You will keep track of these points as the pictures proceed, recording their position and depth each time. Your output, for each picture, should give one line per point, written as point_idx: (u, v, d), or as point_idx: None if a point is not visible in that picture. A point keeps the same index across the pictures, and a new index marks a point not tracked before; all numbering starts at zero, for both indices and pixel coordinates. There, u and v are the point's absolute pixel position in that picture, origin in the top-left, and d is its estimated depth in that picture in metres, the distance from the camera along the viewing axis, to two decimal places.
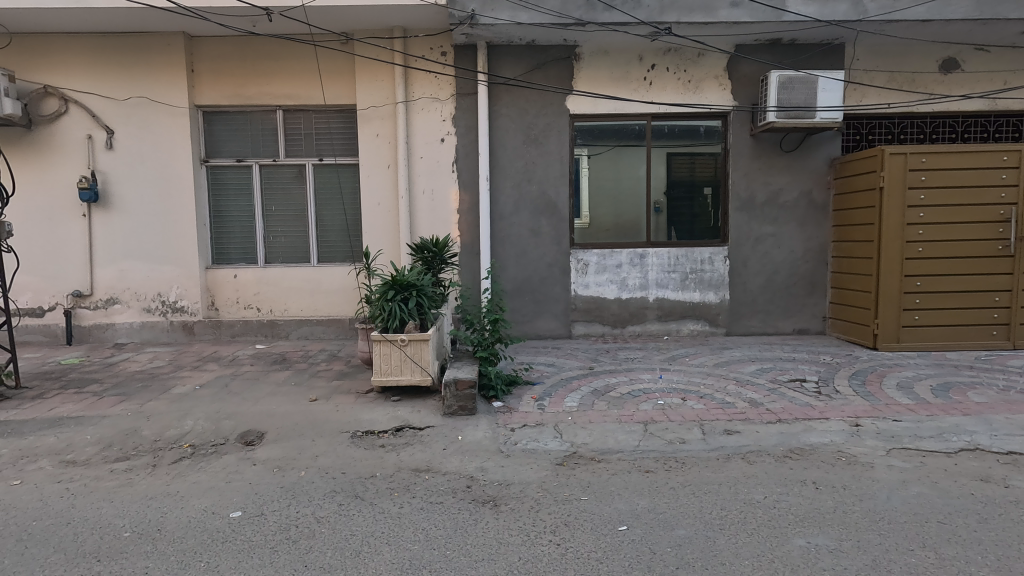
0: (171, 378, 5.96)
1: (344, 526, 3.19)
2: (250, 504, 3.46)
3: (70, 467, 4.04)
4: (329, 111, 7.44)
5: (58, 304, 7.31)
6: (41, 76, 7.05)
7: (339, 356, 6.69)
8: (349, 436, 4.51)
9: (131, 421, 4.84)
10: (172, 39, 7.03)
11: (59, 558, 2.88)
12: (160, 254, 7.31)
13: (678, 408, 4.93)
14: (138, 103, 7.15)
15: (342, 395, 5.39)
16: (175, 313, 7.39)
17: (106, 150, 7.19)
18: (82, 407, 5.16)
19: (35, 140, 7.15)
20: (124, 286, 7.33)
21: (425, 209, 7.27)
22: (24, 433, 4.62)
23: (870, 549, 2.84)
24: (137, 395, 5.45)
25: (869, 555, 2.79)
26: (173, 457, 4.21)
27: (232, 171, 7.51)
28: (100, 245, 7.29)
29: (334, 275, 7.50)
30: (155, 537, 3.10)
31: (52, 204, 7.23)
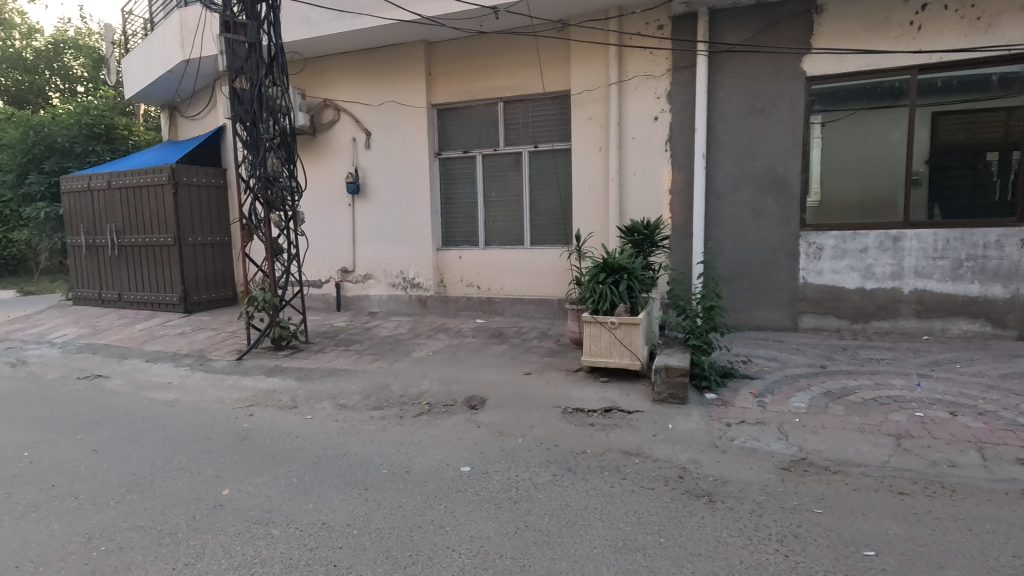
0: (411, 344, 6.94)
1: (559, 495, 3.36)
2: (477, 462, 3.86)
3: (343, 409, 5.01)
4: (545, 99, 7.74)
5: (331, 278, 9.04)
6: (322, 92, 8.70)
7: (549, 334, 7.03)
8: (561, 411, 4.72)
9: (383, 377, 5.78)
10: (415, 48, 8.05)
11: (340, 480, 3.61)
12: (403, 237, 8.51)
13: (946, 423, 4.06)
14: (388, 107, 8.36)
15: (553, 371, 5.66)
16: (413, 288, 8.54)
17: (365, 149, 8.58)
18: (350, 362, 6.34)
19: (318, 145, 8.87)
20: (377, 264, 8.72)
21: (636, 190, 7.13)
22: (312, 378, 5.87)
23: None
24: (387, 356, 6.49)
25: None
26: (415, 412, 4.91)
27: (460, 162, 8.34)
28: (360, 229, 8.77)
29: (546, 257, 7.85)
30: (406, 476, 3.66)
31: (329, 197, 8.92)
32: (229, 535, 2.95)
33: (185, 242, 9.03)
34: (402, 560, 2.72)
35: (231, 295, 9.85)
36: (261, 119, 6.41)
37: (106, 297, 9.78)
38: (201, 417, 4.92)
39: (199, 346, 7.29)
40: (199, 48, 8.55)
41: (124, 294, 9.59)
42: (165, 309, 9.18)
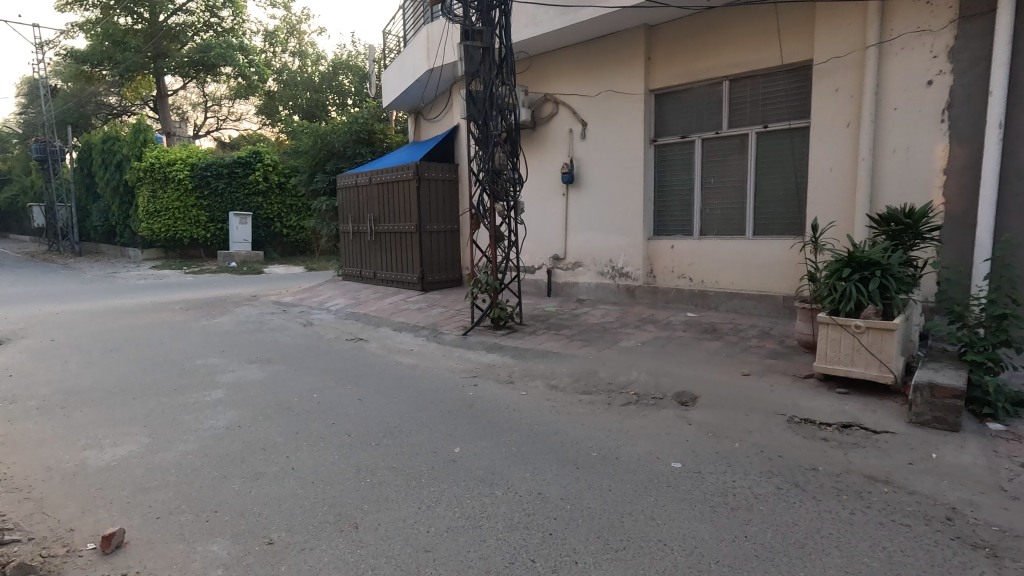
0: (619, 333, 6.96)
1: (785, 511, 3.05)
2: (689, 460, 3.72)
3: (554, 390, 5.27)
4: (780, 72, 6.97)
5: (544, 264, 9.51)
6: (544, 87, 9.15)
7: (772, 333, 6.38)
8: (786, 420, 4.27)
9: (592, 363, 5.93)
10: (636, 33, 7.96)
11: (553, 456, 3.81)
12: (614, 225, 8.53)
13: None
14: (605, 96, 8.41)
15: (777, 375, 5.13)
16: (622, 278, 8.52)
17: (581, 139, 8.78)
18: (560, 345, 6.62)
19: (538, 138, 9.36)
20: (587, 252, 8.91)
21: (896, 171, 6.00)
22: (526, 358, 6.29)
23: None
24: (595, 343, 6.61)
25: None
26: (624, 400, 4.93)
27: (677, 148, 7.99)
28: (572, 218, 9.05)
29: (771, 249, 7.11)
30: (615, 462, 3.71)
31: (545, 187, 9.37)
32: (460, 488, 3.35)
33: (425, 229, 10.42)
34: (613, 543, 2.77)
35: (458, 277, 11.04)
36: (491, 116, 7.00)
37: (365, 274, 11.82)
38: (436, 382, 5.66)
39: (433, 320, 8.37)
40: (442, 56, 9.64)
41: (378, 272, 11.45)
42: (407, 287, 10.72)
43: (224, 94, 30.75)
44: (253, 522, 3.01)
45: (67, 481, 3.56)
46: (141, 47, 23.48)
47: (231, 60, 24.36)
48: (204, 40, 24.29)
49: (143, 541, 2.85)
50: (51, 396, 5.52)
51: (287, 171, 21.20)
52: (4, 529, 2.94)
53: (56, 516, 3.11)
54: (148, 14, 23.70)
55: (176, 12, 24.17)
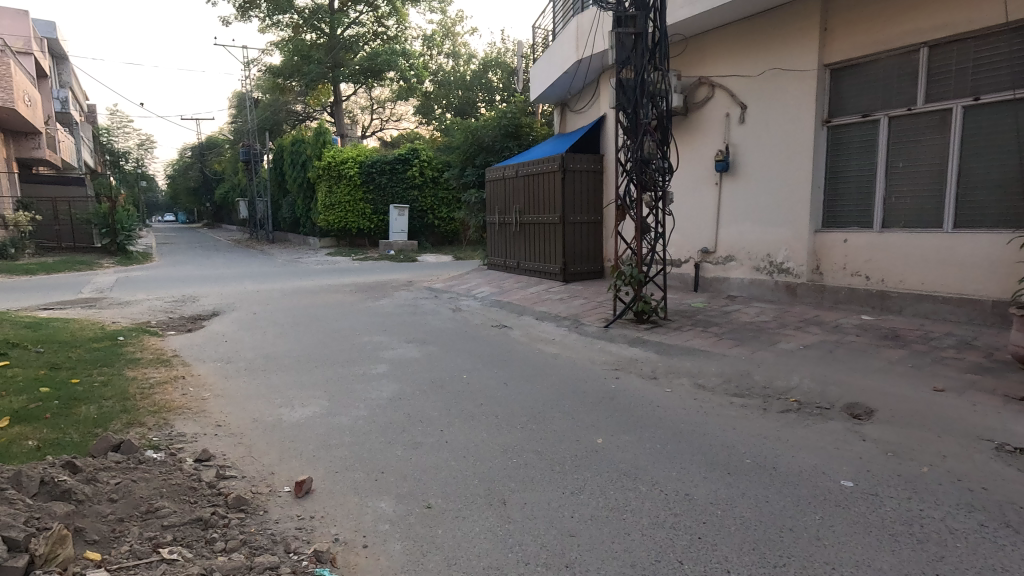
0: (776, 333, 6.39)
1: (991, 553, 2.59)
2: (863, 480, 3.32)
3: (702, 390, 5.02)
4: (1001, 32, 5.83)
5: (691, 257, 9.05)
6: (700, 70, 8.66)
7: (974, 344, 5.41)
8: (993, 448, 3.61)
9: (745, 364, 5.53)
10: (811, 3, 7.20)
11: (701, 457, 3.64)
12: (775, 217, 7.83)
13: None
14: (770, 75, 7.73)
15: (980, 393, 4.35)
16: (781, 274, 7.80)
17: (740, 123, 8.17)
18: (709, 343, 6.27)
19: (690, 125, 8.89)
20: (741, 246, 8.29)
21: None
22: (671, 354, 6.07)
23: None
24: (749, 343, 6.16)
25: None
26: (782, 407, 4.53)
27: (856, 129, 7.08)
28: (726, 208, 8.48)
29: (977, 244, 6.01)
30: (772, 472, 3.43)
31: (697, 176, 8.89)
32: (604, 479, 3.35)
33: (568, 221, 10.50)
34: (771, 558, 2.58)
35: (599, 269, 10.96)
36: (642, 104, 6.79)
37: (509, 264, 12.26)
38: (577, 372, 5.71)
39: (575, 311, 8.42)
40: (591, 46, 9.57)
41: (521, 262, 11.79)
42: (549, 277, 10.90)
43: (387, 97, 33.75)
44: (414, 486, 3.31)
45: (269, 432, 4.23)
46: (322, 59, 26.67)
47: (394, 65, 26.63)
48: (372, 49, 26.87)
49: (326, 490, 3.29)
50: (254, 359, 6.56)
51: (440, 166, 22.67)
52: (225, 466, 3.57)
53: (261, 460, 3.71)
54: (328, 29, 26.82)
55: (350, 26, 27.03)
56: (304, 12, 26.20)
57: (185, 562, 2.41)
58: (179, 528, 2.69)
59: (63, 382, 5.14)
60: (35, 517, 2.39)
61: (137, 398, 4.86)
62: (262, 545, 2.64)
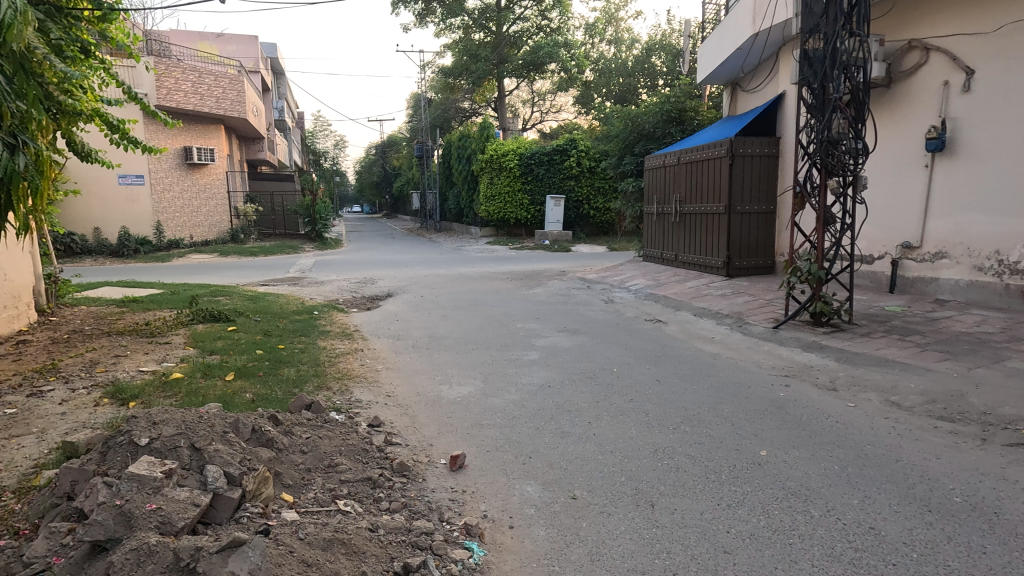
0: (1006, 349, 5.20)
1: None
2: None
3: (897, 408, 4.29)
4: None
5: (887, 253, 7.77)
6: (908, 32, 7.35)
7: None
8: None
9: (957, 383, 4.60)
10: None
11: (893, 488, 3.10)
12: (1010, 206, 6.40)
13: None
14: (1012, 30, 6.34)
15: None
16: (1014, 276, 6.37)
17: (963, 93, 6.81)
18: (908, 354, 5.34)
19: (893, 98, 7.60)
20: (957, 240, 6.91)
21: None
22: (858, 364, 5.29)
23: None
24: (964, 358, 5.11)
25: None
26: (1009, 440, 3.68)
27: None
28: (938, 196, 7.12)
29: None
30: (993, 519, 2.79)
31: (900, 158, 7.57)
32: (768, 495, 3.03)
33: (734, 211, 9.69)
34: None
35: (769, 263, 9.96)
36: (832, 77, 5.95)
37: (666, 256, 11.72)
38: (739, 375, 5.25)
39: (739, 309, 7.75)
40: (771, 17, 8.66)
41: (680, 255, 11.19)
42: (710, 271, 10.18)
43: (548, 89, 34.28)
44: (559, 475, 3.32)
45: (430, 407, 4.57)
46: (489, 57, 27.96)
47: (555, 57, 26.97)
48: (535, 42, 27.54)
49: (478, 467, 3.45)
50: (421, 339, 7.15)
51: (598, 155, 22.50)
52: (392, 433, 3.94)
53: (422, 432, 4.02)
54: (495, 28, 28.06)
55: (516, 22, 27.98)
56: (474, 13, 27.77)
57: (357, 515, 2.70)
58: (353, 484, 3.03)
59: (273, 346, 6.13)
60: (247, 458, 2.84)
61: (326, 366, 5.60)
62: (420, 511, 2.85)
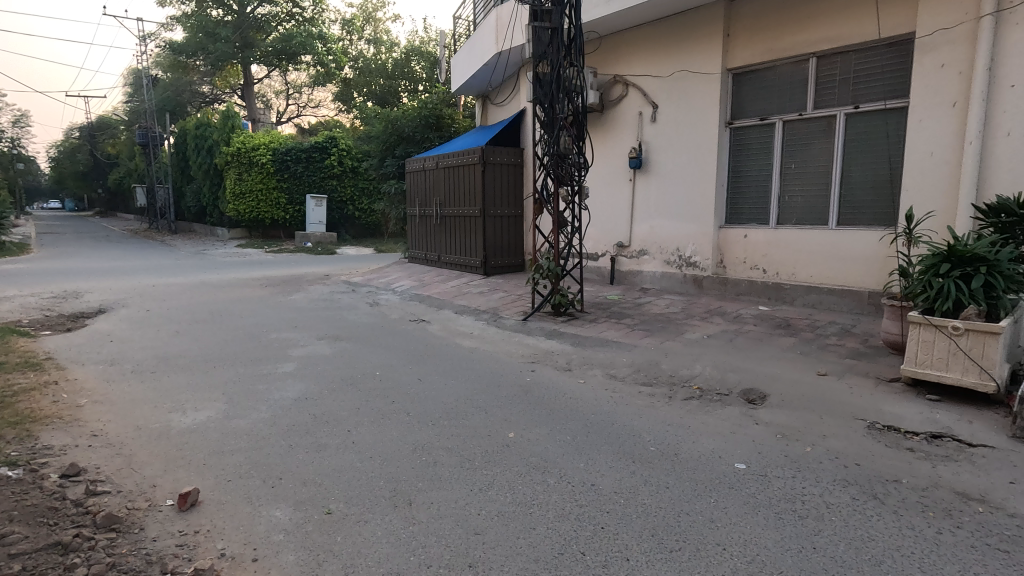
0: (685, 324, 6.69)
1: (860, 524, 2.80)
2: (754, 461, 3.51)
3: (614, 380, 5.16)
4: (876, 47, 6.42)
5: (607, 251, 9.34)
6: (614, 68, 8.93)
7: (853, 332, 5.90)
8: (865, 426, 3.93)
9: (654, 354, 5.74)
10: (715, 9, 7.60)
11: (610, 447, 3.72)
12: (684, 213, 8.21)
13: None
14: (679, 76, 8.08)
15: (857, 377, 4.74)
16: (689, 267, 8.21)
17: (651, 122, 8.51)
18: (622, 334, 6.47)
19: (606, 121, 9.15)
20: (653, 240, 8.64)
21: (1007, 157, 5.41)
22: (588, 346, 6.20)
23: None
24: (659, 333, 6.41)
25: None
26: (686, 394, 4.74)
27: (755, 131, 7.56)
28: (639, 204, 8.80)
29: (860, 241, 6.57)
30: (675, 459, 3.55)
31: (612, 172, 9.16)
32: (513, 473, 3.34)
33: (488, 214, 10.45)
34: (668, 543, 2.66)
35: (520, 262, 11.02)
36: (558, 100, 6.85)
37: (430, 257, 12.05)
38: (493, 365, 5.68)
39: (494, 305, 8.39)
40: (510, 39, 9.55)
41: (442, 255, 11.62)
42: (470, 270, 10.82)
43: (305, 81, 32.03)
44: (314, 492, 3.14)
45: (155, 440, 3.87)
46: (230, 38, 24.86)
47: (310, 49, 25.64)
48: (286, 30, 25.47)
49: (216, 501, 3.04)
50: (146, 360, 6.01)
51: (360, 155, 21.92)
52: (97, 480, 3.22)
53: (142, 471, 3.38)
54: (237, 7, 25.10)
55: (262, 3, 25.42)
56: None
57: None
58: (32, 556, 2.44)
59: None
60: None
61: None
62: (132, 568, 2.40)
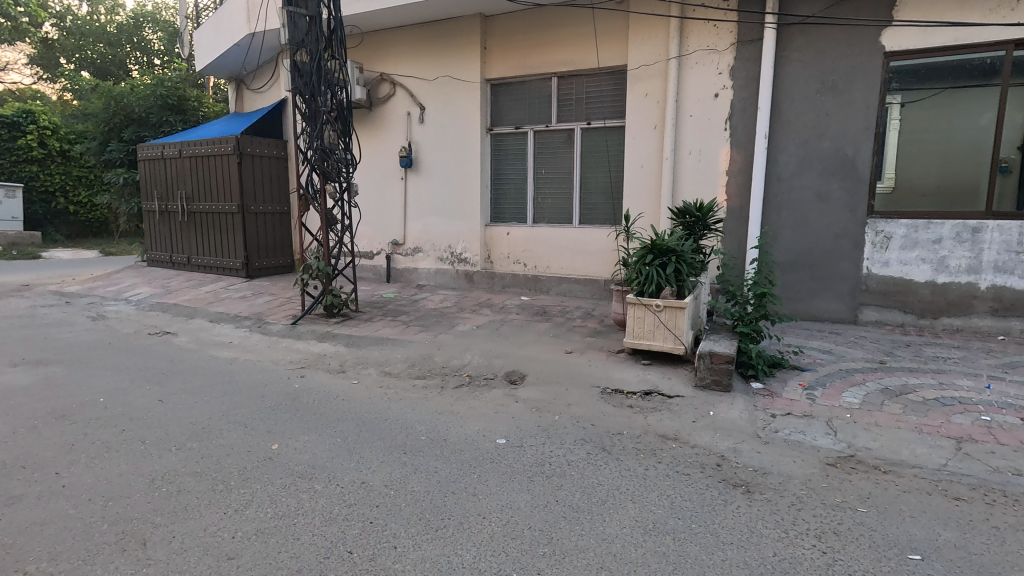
0: (457, 317, 7.06)
1: (592, 473, 3.36)
2: (513, 435, 3.91)
3: (389, 377, 5.19)
4: (601, 74, 7.61)
5: (382, 250, 9.30)
6: (379, 66, 8.91)
7: (593, 314, 6.95)
8: (600, 392, 4.68)
9: (428, 348, 5.94)
10: (472, 21, 8.09)
11: (382, 443, 3.75)
12: (454, 212, 8.62)
13: (1015, 429, 3.80)
14: (443, 81, 8.44)
15: (595, 351, 5.62)
16: (461, 263, 8.67)
17: (419, 123, 8.72)
18: (398, 331, 6.54)
19: (375, 119, 9.09)
20: (427, 238, 8.89)
21: (690, 170, 6.96)
22: (362, 345, 6.11)
23: None
24: (433, 327, 6.65)
25: None
26: (456, 382, 5.03)
27: (511, 138, 8.32)
28: (411, 203, 8.95)
29: (596, 237, 7.75)
30: (444, 444, 3.75)
31: (383, 170, 9.13)
32: (275, 486, 3.14)
33: (248, 210, 9.46)
34: (435, 522, 2.81)
35: (288, 263, 10.25)
36: (320, 92, 6.56)
37: (176, 259, 10.41)
38: (256, 375, 5.21)
39: (258, 310, 7.67)
40: (264, 20, 8.82)
41: (192, 257, 10.16)
42: (229, 273, 9.68)
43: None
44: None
45: None
46: None
47: None
48: None
49: None
50: None
51: (72, 136, 17.77)
52: None
53: None
54: None
55: None
56: None
57: None
58: None
59: None
60: None
61: None
62: None
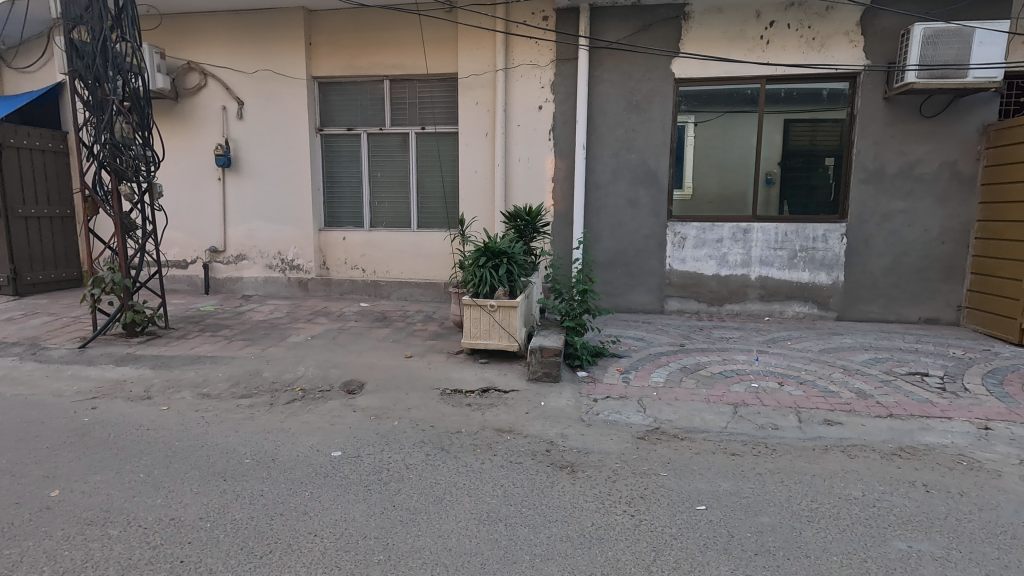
0: (288, 328, 6.61)
1: (430, 474, 3.40)
2: (349, 446, 3.79)
3: (207, 399, 4.67)
4: (433, 80, 7.70)
5: (199, 258, 8.34)
6: (185, 53, 7.96)
7: (434, 317, 7.01)
8: (439, 393, 4.75)
9: (254, 363, 5.47)
10: (293, 14, 7.63)
11: (196, 473, 3.38)
12: (282, 216, 8.05)
13: (775, 392, 4.68)
14: (264, 75, 7.83)
15: (435, 353, 5.68)
16: (293, 271, 8.13)
17: (238, 119, 7.99)
18: (218, 347, 5.92)
19: (183, 111, 8.11)
20: (252, 244, 8.17)
21: (520, 176, 7.37)
22: (173, 366, 5.42)
23: (968, 552, 2.64)
24: (260, 341, 6.14)
25: (963, 548, 2.66)
26: (287, 398, 4.71)
27: (343, 139, 8.02)
28: (231, 206, 8.16)
29: (435, 241, 7.83)
30: (271, 464, 3.50)
31: (196, 169, 8.19)
32: (55, 540, 2.66)
33: (14, 214, 7.82)
34: (260, 549, 2.62)
35: (75, 276, 8.69)
36: (106, 77, 5.68)
37: None
38: (28, 412, 4.33)
39: (32, 333, 6.38)
40: None
41: None
42: None
43: None
44: None
45: None
46: None
47: None
48: None
49: None
50: None
51: None
52: None
53: None
54: None
55: None
56: None
57: None
58: None
59: None
60: None
61: None
62: None
